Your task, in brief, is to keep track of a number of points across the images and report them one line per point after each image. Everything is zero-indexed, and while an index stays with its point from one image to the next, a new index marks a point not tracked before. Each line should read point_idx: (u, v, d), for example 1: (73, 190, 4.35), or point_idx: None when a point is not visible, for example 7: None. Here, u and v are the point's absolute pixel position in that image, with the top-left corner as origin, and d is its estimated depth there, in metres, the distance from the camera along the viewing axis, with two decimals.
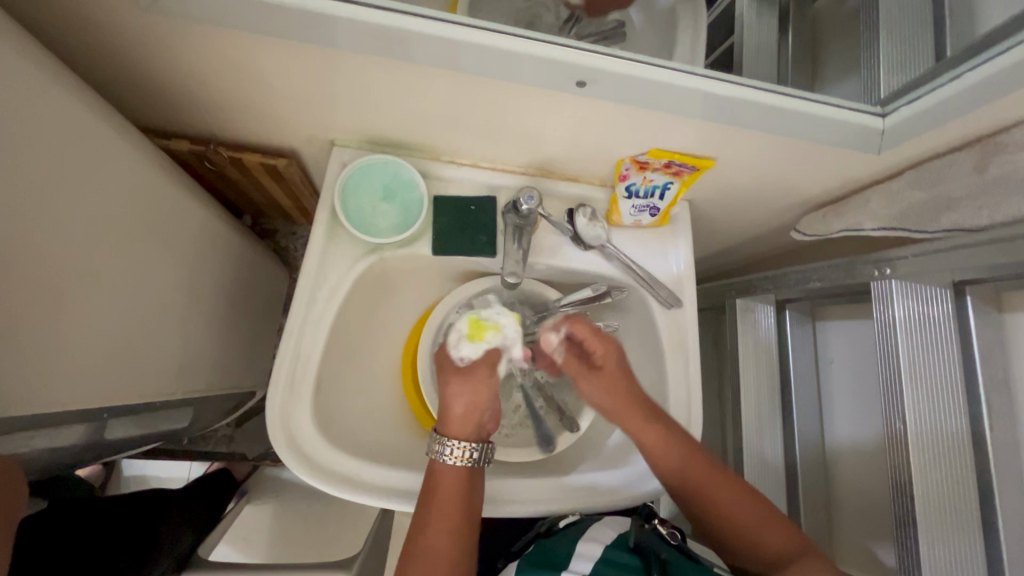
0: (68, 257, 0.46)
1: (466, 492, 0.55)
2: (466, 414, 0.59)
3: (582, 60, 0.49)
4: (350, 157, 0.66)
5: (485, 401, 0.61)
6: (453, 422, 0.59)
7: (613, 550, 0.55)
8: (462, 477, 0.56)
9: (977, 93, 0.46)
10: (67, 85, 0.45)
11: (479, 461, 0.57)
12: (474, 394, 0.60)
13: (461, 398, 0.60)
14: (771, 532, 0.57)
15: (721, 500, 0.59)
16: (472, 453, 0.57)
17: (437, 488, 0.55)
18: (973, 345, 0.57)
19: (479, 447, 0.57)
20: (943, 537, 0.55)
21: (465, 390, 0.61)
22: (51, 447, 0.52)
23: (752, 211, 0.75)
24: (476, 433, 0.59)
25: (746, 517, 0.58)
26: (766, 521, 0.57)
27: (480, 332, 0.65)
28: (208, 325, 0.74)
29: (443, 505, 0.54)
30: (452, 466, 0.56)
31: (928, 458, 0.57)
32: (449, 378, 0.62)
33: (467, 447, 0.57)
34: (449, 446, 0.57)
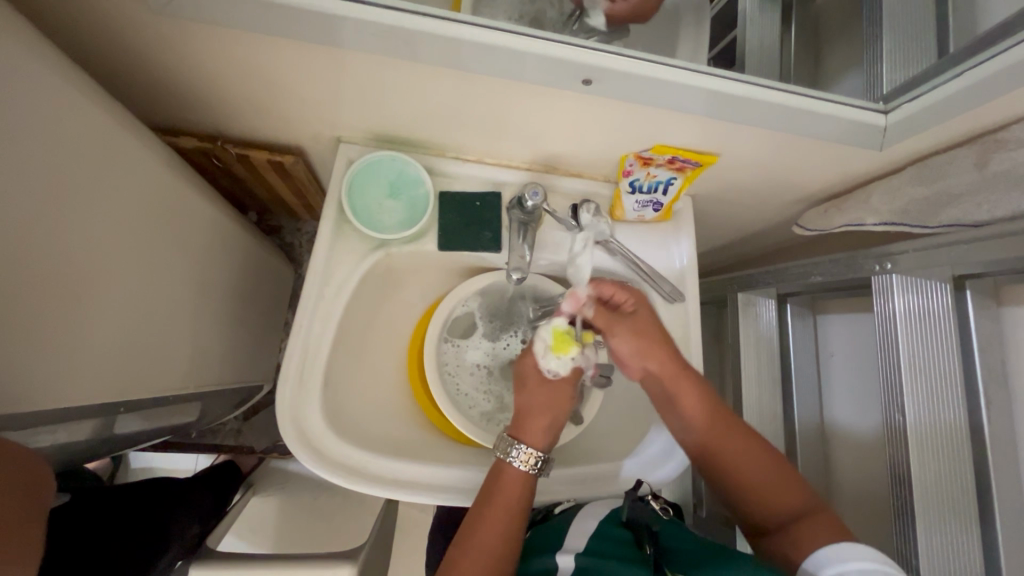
0: (80, 256, 0.46)
1: (524, 496, 0.57)
2: (544, 423, 0.62)
3: (588, 58, 0.50)
4: (356, 154, 0.66)
5: (563, 414, 0.63)
6: (533, 433, 0.61)
7: (607, 525, 0.57)
8: (526, 484, 0.58)
9: (980, 91, 0.47)
10: (79, 85, 0.46)
11: (540, 470, 0.59)
12: (552, 404, 0.63)
13: (540, 406, 0.63)
14: (785, 497, 0.56)
15: (742, 464, 0.59)
16: (537, 462, 0.59)
17: (498, 490, 0.57)
18: (972, 341, 0.57)
19: (545, 457, 0.59)
20: (940, 526, 0.57)
21: (543, 402, 0.63)
22: (69, 441, 0.53)
23: (754, 206, 0.75)
24: (546, 443, 0.61)
25: (760, 480, 0.58)
26: (782, 483, 0.57)
27: (566, 345, 0.63)
28: (216, 321, 0.75)
29: (499, 509, 0.55)
30: (520, 472, 0.58)
31: (926, 449, 0.58)
32: (536, 386, 0.64)
33: (534, 454, 0.59)
34: (524, 452, 0.59)
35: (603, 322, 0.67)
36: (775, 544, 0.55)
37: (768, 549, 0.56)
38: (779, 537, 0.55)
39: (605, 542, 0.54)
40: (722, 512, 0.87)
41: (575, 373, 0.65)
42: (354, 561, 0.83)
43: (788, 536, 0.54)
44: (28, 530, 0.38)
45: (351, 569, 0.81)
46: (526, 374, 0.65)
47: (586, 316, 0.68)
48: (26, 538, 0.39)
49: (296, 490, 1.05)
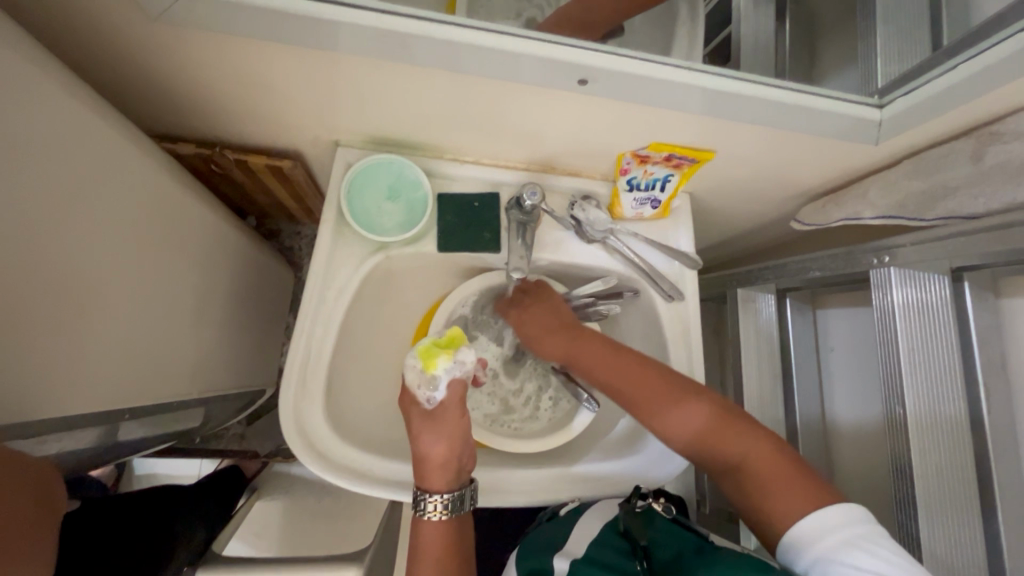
0: (83, 264, 0.46)
1: (449, 535, 0.56)
2: (439, 463, 0.56)
3: (584, 59, 0.50)
4: (354, 157, 0.66)
5: (457, 445, 0.57)
6: (430, 475, 0.56)
7: (604, 533, 0.57)
8: (445, 528, 0.56)
9: (974, 84, 0.47)
10: (79, 95, 0.46)
11: (457, 508, 0.56)
12: (439, 436, 0.57)
13: (428, 443, 0.56)
14: (728, 439, 0.54)
15: (688, 421, 0.57)
16: (449, 505, 0.56)
17: (421, 544, 0.56)
18: (970, 332, 0.58)
19: (453, 496, 0.56)
20: (943, 519, 0.57)
21: (427, 435, 0.57)
22: (75, 449, 0.53)
23: (751, 202, 0.76)
24: (454, 480, 0.57)
25: (699, 431, 0.56)
26: (727, 431, 0.55)
27: (434, 363, 0.58)
28: (218, 326, 0.75)
29: (427, 559, 0.55)
30: (435, 520, 0.56)
31: (927, 442, 0.58)
32: (421, 425, 0.57)
33: (442, 500, 0.55)
34: (430, 503, 0.55)
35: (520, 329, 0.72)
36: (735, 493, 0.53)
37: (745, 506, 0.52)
38: (737, 490, 0.53)
39: (601, 551, 0.54)
40: (725, 507, 0.87)
41: (460, 384, 0.59)
42: (360, 562, 0.84)
43: (745, 489, 0.52)
44: (41, 536, 0.38)
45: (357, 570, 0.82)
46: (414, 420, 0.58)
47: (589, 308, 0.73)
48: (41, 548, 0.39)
49: (300, 493, 1.05)
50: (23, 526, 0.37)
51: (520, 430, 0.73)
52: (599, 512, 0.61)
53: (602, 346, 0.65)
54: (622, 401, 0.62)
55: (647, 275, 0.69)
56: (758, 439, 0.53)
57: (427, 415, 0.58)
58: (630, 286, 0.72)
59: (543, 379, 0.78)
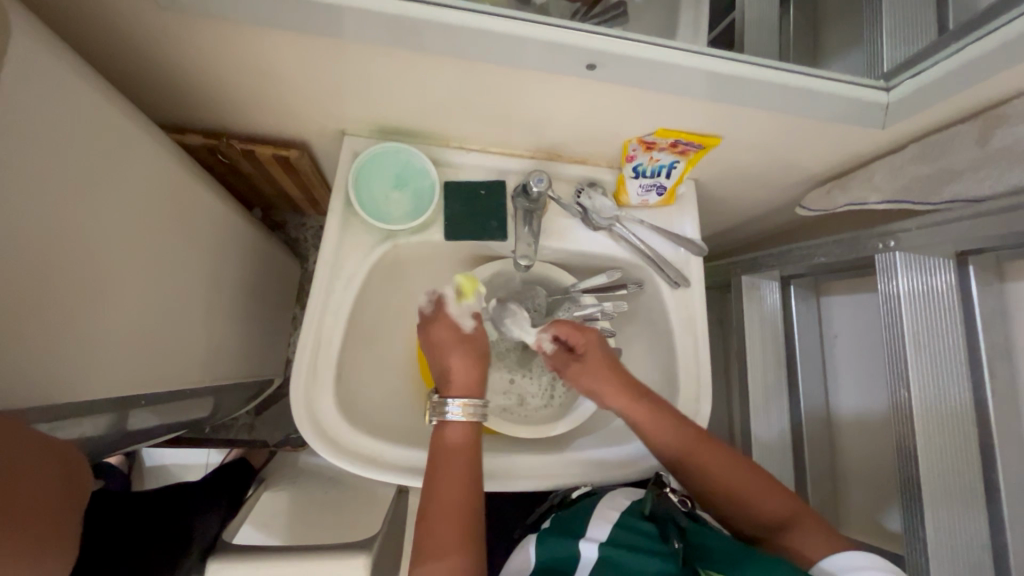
0: (98, 252, 0.47)
1: (466, 452, 0.57)
2: (472, 373, 0.62)
3: (593, 44, 0.50)
4: (361, 146, 0.67)
5: (481, 364, 0.63)
6: (454, 382, 0.61)
7: (630, 518, 0.58)
8: (469, 435, 0.58)
9: (981, 66, 0.47)
10: (93, 85, 0.46)
11: (480, 415, 0.59)
12: (464, 355, 0.63)
13: (452, 358, 0.62)
14: (770, 500, 0.58)
15: (720, 472, 0.60)
16: (475, 409, 0.59)
17: (443, 453, 0.57)
18: (974, 315, 0.59)
19: (480, 401, 0.59)
20: (948, 500, 0.58)
21: (454, 351, 0.63)
22: (93, 436, 0.54)
23: (756, 188, 0.76)
24: (473, 389, 0.61)
25: (739, 486, 0.60)
26: (766, 490, 0.59)
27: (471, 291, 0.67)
28: (227, 316, 0.76)
29: (449, 466, 0.56)
30: (458, 428, 0.59)
31: (932, 423, 0.59)
32: (460, 340, 0.64)
33: (468, 403, 0.59)
34: (452, 405, 0.59)
35: (562, 366, 0.68)
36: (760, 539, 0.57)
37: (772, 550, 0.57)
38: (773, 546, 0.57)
39: (630, 534, 0.55)
40: None
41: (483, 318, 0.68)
42: (369, 550, 0.84)
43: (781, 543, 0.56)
44: (69, 517, 0.39)
45: (367, 558, 0.83)
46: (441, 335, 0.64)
47: (595, 303, 0.69)
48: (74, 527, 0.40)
49: (307, 483, 1.06)
50: (54, 507, 0.38)
51: (530, 417, 0.74)
52: (610, 504, 0.61)
53: (654, 404, 0.63)
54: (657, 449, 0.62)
55: (654, 261, 0.69)
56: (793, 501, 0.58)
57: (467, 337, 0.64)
58: (638, 283, 0.71)
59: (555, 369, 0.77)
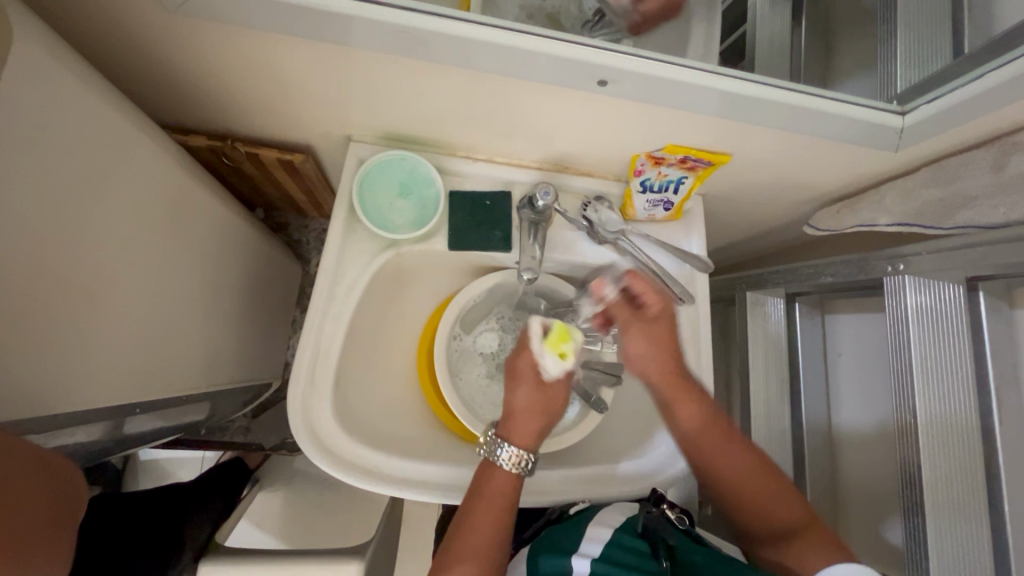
0: (96, 256, 0.46)
1: (514, 492, 0.58)
2: (535, 426, 0.61)
3: (606, 60, 0.49)
4: (367, 153, 0.66)
5: (551, 420, 0.62)
6: (520, 431, 0.60)
7: (622, 535, 0.56)
8: (515, 484, 0.58)
9: (999, 93, 0.46)
10: (96, 87, 0.46)
11: (527, 473, 0.59)
12: (545, 409, 0.61)
13: (530, 411, 0.61)
14: (782, 509, 0.58)
15: (736, 470, 0.60)
16: (524, 463, 0.58)
17: (490, 488, 0.57)
18: (983, 342, 0.57)
19: (532, 458, 0.59)
20: (952, 528, 0.57)
21: (538, 403, 0.61)
22: (87, 441, 0.53)
23: (764, 205, 0.75)
24: (533, 445, 0.60)
25: (753, 486, 0.60)
26: (781, 497, 0.59)
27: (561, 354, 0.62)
28: (227, 319, 0.75)
29: (494, 504, 0.56)
30: (506, 473, 0.58)
31: (937, 449, 0.58)
32: (554, 395, 0.62)
33: (523, 457, 0.58)
34: (506, 451, 0.58)
35: (625, 318, 0.66)
36: (769, 554, 0.58)
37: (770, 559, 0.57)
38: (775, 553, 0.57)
39: (623, 552, 0.54)
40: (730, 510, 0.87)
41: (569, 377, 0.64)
42: (363, 556, 0.84)
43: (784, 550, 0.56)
44: (64, 527, 0.39)
45: (361, 564, 0.82)
46: (550, 388, 0.62)
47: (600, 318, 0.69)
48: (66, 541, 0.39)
49: (302, 486, 1.05)
50: (47, 522, 0.37)
51: None
52: (602, 518, 0.59)
53: (682, 410, 0.63)
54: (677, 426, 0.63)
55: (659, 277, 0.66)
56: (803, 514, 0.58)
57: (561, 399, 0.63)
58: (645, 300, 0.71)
59: None
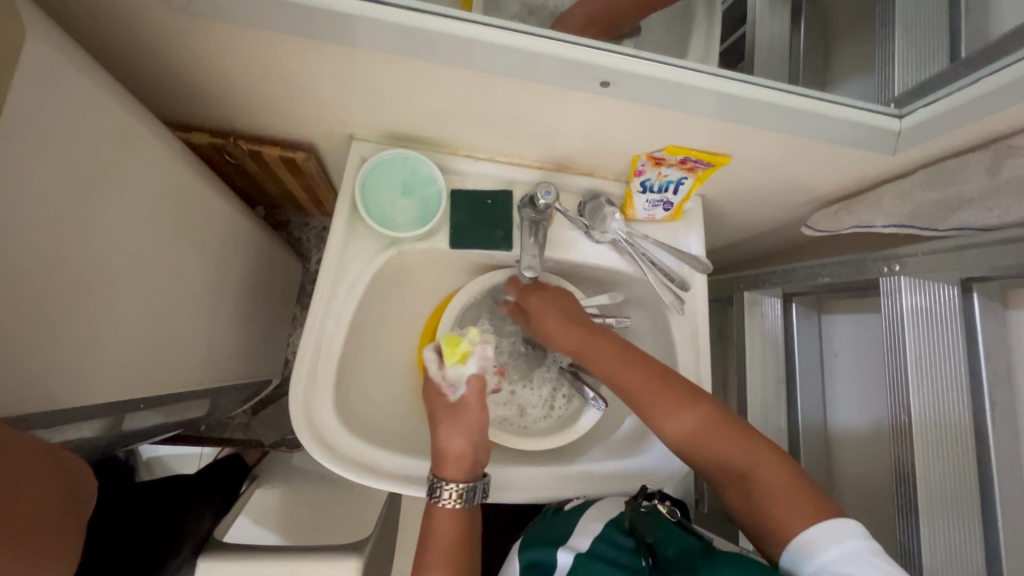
0: (103, 253, 0.47)
1: (460, 524, 0.58)
2: (458, 449, 0.58)
3: (607, 62, 0.50)
4: (369, 151, 0.66)
5: (478, 441, 0.60)
6: (450, 462, 0.58)
7: (607, 529, 0.57)
8: (457, 518, 0.58)
9: (996, 98, 0.47)
10: (103, 85, 0.46)
11: (470, 498, 0.58)
12: (468, 433, 0.60)
13: (459, 437, 0.59)
14: (743, 455, 0.55)
15: (696, 428, 0.58)
16: (463, 496, 0.57)
17: (433, 533, 0.57)
18: (978, 343, 0.58)
19: (468, 490, 0.57)
20: (945, 526, 0.58)
21: (460, 430, 0.60)
22: (91, 437, 0.53)
23: (762, 206, 0.76)
24: (471, 470, 0.59)
25: (710, 441, 0.57)
26: (740, 444, 0.56)
27: (459, 354, 0.63)
28: (228, 315, 0.75)
29: (438, 546, 0.56)
30: (448, 510, 0.57)
31: (932, 449, 0.59)
32: (468, 413, 0.61)
33: (456, 490, 0.57)
34: (445, 489, 0.57)
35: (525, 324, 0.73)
36: (745, 510, 0.54)
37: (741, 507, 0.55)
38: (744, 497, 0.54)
39: (607, 544, 0.55)
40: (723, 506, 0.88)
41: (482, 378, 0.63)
42: (361, 553, 0.84)
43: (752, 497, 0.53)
44: (74, 525, 0.39)
45: (359, 561, 0.82)
46: (466, 415, 0.60)
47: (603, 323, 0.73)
48: (76, 538, 0.39)
49: (301, 482, 1.06)
50: (57, 519, 0.37)
51: (529, 429, 0.73)
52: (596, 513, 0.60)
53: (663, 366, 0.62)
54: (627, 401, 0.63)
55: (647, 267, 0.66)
56: (764, 453, 0.55)
57: (484, 425, 0.61)
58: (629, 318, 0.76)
59: (557, 381, 0.77)
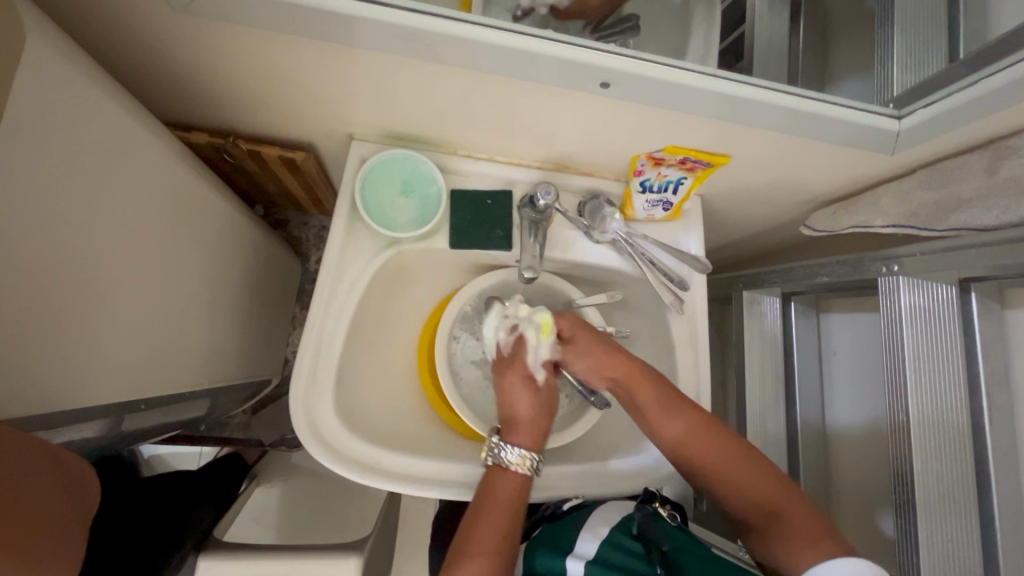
0: (101, 254, 0.46)
1: (521, 493, 0.59)
2: (532, 423, 0.63)
3: (607, 62, 0.50)
4: (368, 151, 0.66)
5: (548, 412, 0.65)
6: (523, 434, 0.63)
7: (615, 536, 0.57)
8: (521, 487, 0.59)
9: (995, 99, 0.47)
10: (103, 86, 0.46)
11: (534, 470, 0.61)
12: (537, 402, 0.65)
13: (528, 410, 0.64)
14: (761, 486, 0.58)
15: (714, 454, 0.60)
16: (532, 463, 0.61)
17: (495, 489, 0.59)
18: (975, 342, 0.58)
19: (539, 457, 0.61)
20: (943, 525, 0.58)
21: (529, 398, 0.65)
22: (92, 437, 0.53)
23: (761, 205, 0.76)
24: (539, 441, 0.63)
25: (726, 467, 0.59)
26: (757, 476, 0.58)
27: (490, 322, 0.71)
28: (228, 315, 0.75)
29: (498, 507, 0.57)
30: (517, 474, 0.60)
31: (930, 448, 0.59)
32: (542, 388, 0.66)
33: (527, 457, 0.60)
34: (518, 457, 0.60)
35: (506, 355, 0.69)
36: (763, 538, 0.56)
37: (756, 534, 0.58)
38: (761, 525, 0.57)
39: (618, 553, 0.55)
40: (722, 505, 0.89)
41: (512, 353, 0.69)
42: (361, 552, 0.84)
43: (770, 524, 0.56)
44: (75, 526, 0.39)
45: (359, 560, 0.82)
46: (515, 377, 0.66)
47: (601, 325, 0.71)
48: (77, 539, 0.40)
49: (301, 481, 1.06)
50: (59, 520, 0.37)
51: None
52: (601, 517, 0.60)
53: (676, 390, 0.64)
54: (644, 424, 0.64)
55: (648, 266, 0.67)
56: (778, 483, 0.57)
57: (552, 391, 0.67)
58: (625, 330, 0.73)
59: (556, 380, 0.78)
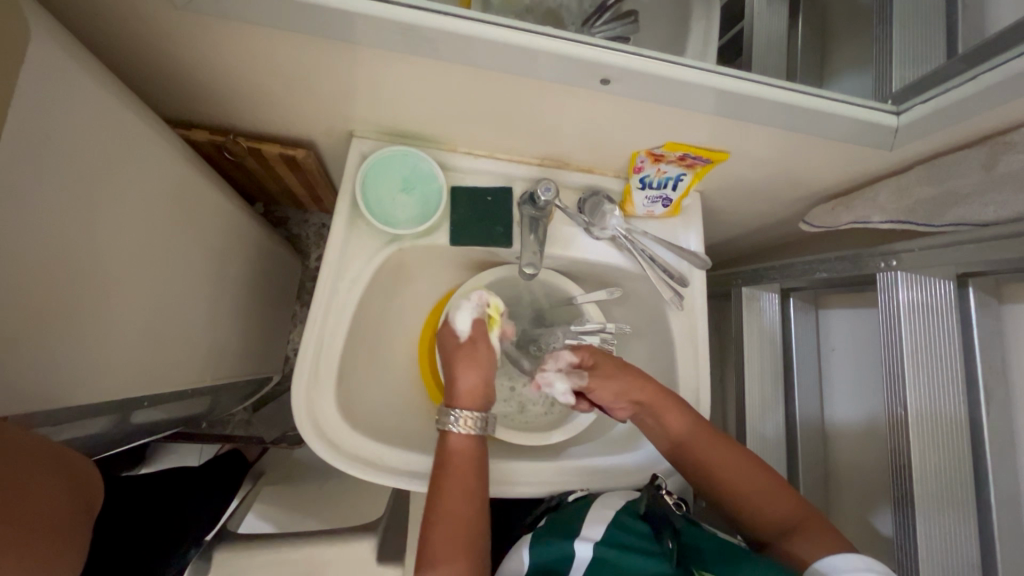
0: (103, 250, 0.47)
1: (477, 454, 0.59)
2: (473, 386, 0.62)
3: (608, 59, 0.50)
4: (368, 148, 0.66)
5: (489, 376, 0.64)
6: (463, 396, 0.62)
7: (625, 516, 0.58)
8: (470, 445, 0.59)
9: (992, 95, 0.47)
10: (106, 84, 0.46)
11: (483, 427, 0.60)
12: (478, 367, 0.63)
13: (472, 375, 0.63)
14: (773, 501, 0.59)
15: (727, 469, 0.61)
16: (477, 421, 0.60)
17: (451, 458, 0.58)
18: (972, 336, 0.59)
19: (483, 415, 0.60)
20: (941, 518, 0.58)
21: (471, 367, 0.63)
22: (95, 434, 0.54)
23: (761, 202, 0.76)
24: (482, 404, 0.62)
25: (738, 480, 0.61)
26: (768, 489, 0.60)
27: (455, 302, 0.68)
28: (229, 312, 0.76)
29: (458, 470, 0.57)
30: (462, 436, 0.60)
31: (928, 442, 0.60)
32: (479, 352, 0.64)
33: (472, 416, 0.60)
34: (460, 415, 0.60)
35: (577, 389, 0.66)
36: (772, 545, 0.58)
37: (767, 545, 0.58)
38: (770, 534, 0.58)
39: (625, 533, 0.56)
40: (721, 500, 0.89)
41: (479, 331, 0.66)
42: None
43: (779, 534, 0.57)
44: (80, 520, 0.39)
45: None
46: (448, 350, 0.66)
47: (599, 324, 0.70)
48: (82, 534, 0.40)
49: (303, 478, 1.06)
50: (63, 514, 0.37)
51: (530, 424, 0.74)
52: (606, 502, 0.61)
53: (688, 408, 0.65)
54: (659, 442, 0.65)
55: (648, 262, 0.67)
56: (784, 494, 0.59)
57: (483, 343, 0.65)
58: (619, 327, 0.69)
59: None
